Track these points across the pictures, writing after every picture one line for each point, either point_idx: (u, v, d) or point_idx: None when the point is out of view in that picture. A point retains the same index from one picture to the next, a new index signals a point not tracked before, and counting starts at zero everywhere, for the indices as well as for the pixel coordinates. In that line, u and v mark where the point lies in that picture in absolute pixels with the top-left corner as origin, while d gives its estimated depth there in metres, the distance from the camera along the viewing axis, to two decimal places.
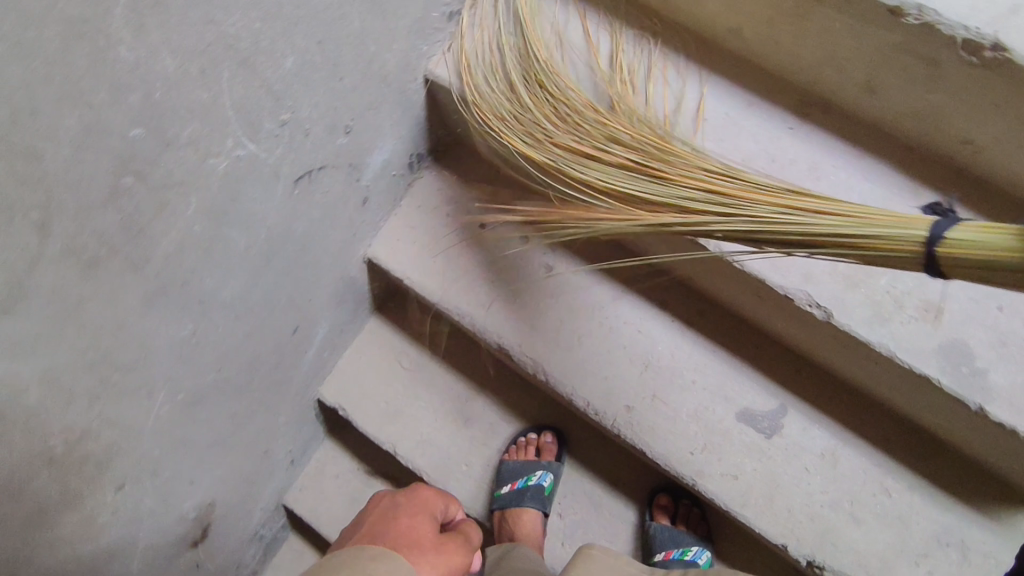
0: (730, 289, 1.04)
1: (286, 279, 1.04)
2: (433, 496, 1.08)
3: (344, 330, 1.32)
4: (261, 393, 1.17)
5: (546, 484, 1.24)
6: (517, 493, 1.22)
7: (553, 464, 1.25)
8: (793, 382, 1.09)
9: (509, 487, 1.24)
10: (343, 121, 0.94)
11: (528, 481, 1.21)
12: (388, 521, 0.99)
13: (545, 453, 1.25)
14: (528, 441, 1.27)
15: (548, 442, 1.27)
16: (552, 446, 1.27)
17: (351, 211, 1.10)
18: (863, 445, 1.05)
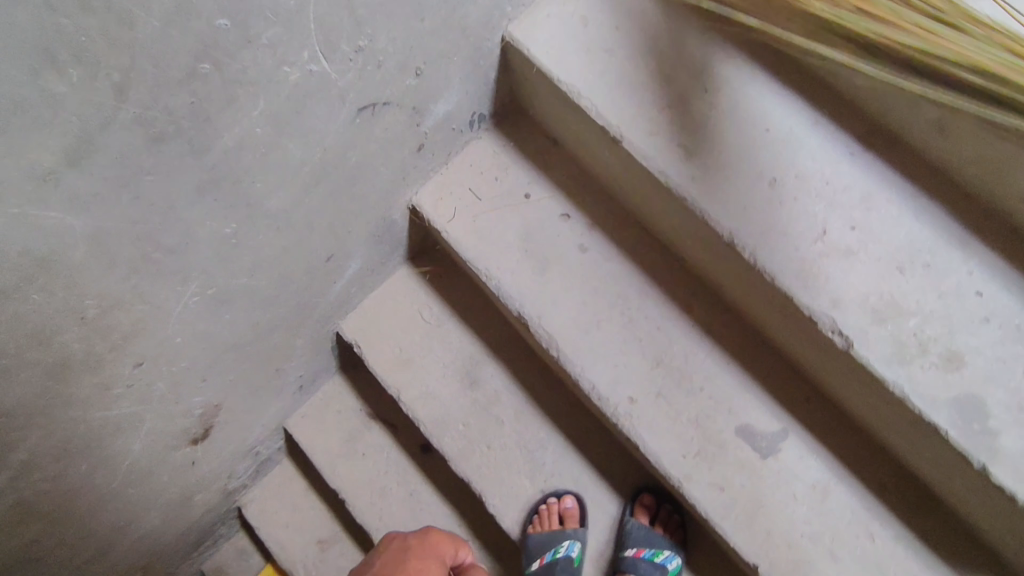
0: (757, 303, 1.03)
1: (330, 205, 1.07)
2: (444, 542, 1.06)
3: (375, 270, 1.35)
4: (285, 310, 1.21)
5: (573, 552, 1.26)
6: (547, 567, 1.23)
7: (576, 531, 1.24)
8: (801, 409, 1.08)
9: (538, 562, 1.25)
10: (416, 63, 0.96)
11: (557, 554, 1.23)
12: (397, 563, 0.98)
13: (567, 521, 1.23)
14: (550, 507, 1.24)
15: (568, 507, 1.24)
16: (572, 511, 1.24)
17: (405, 154, 1.12)
18: (857, 485, 1.04)
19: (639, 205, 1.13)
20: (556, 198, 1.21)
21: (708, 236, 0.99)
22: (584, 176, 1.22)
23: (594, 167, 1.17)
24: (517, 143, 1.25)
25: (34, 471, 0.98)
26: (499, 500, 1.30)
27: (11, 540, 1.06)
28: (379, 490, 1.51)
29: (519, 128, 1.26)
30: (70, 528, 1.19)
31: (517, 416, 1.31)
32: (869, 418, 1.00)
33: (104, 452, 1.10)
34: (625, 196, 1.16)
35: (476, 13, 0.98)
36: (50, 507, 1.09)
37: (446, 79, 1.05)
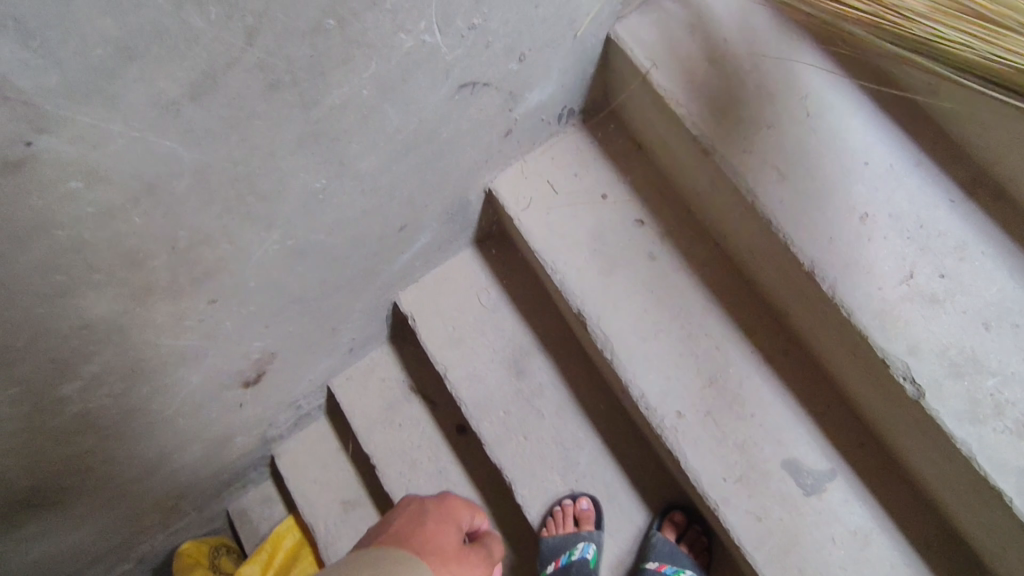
0: (825, 337, 1.00)
1: (413, 177, 1.09)
2: (460, 505, 0.96)
3: (442, 247, 1.38)
4: (352, 272, 1.24)
5: (590, 554, 1.25)
6: (562, 571, 1.26)
7: (593, 533, 1.23)
8: (852, 452, 1.05)
9: (554, 563, 1.27)
10: (522, 48, 0.97)
11: (571, 556, 1.23)
12: (420, 523, 0.87)
13: (583, 523, 1.23)
14: (564, 509, 1.24)
15: (584, 508, 1.24)
16: (588, 512, 1.24)
17: (493, 137, 1.14)
18: (900, 539, 1.00)
19: (715, 221, 1.12)
20: (632, 202, 1.21)
21: (788, 263, 0.97)
22: (662, 185, 1.21)
23: (675, 175, 1.16)
24: (601, 143, 1.25)
25: (101, 386, 1.04)
26: (528, 491, 1.30)
27: (69, 447, 1.12)
28: (409, 462, 1.53)
29: (605, 130, 1.26)
30: (121, 445, 1.25)
31: (557, 411, 1.32)
32: (924, 472, 0.97)
33: (165, 379, 1.15)
34: (703, 211, 1.14)
35: (588, 6, 0.98)
36: (107, 421, 1.14)
37: (545, 68, 1.06)
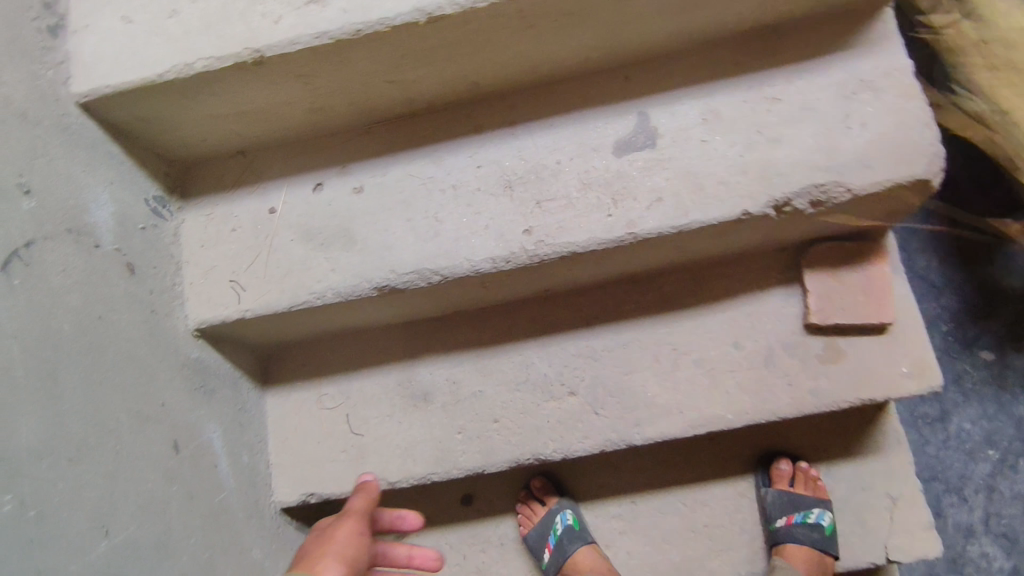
0: (505, 54, 0.94)
1: (105, 392, 0.83)
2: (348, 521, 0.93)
3: (244, 421, 1.11)
4: (201, 533, 0.94)
5: (572, 521, 1.26)
6: (557, 550, 1.24)
7: (563, 501, 1.28)
8: (630, 88, 1.01)
9: (788, 523, 1.18)
10: (10, 180, 0.76)
11: (556, 532, 1.24)
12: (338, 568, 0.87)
13: (549, 501, 1.29)
14: (531, 506, 1.29)
15: (542, 488, 1.30)
16: (546, 492, 1.30)
17: (124, 284, 0.91)
18: (725, 84, 0.98)
19: (353, 106, 1.01)
20: (296, 184, 1.05)
21: (415, 48, 0.90)
22: (296, 145, 1.07)
23: (286, 124, 1.02)
24: (218, 186, 1.07)
25: None
26: (554, 440, 1.12)
27: None
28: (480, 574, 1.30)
29: (208, 177, 1.08)
30: None
31: (483, 372, 1.14)
32: (674, 29, 0.95)
33: None
34: (334, 114, 1.02)
35: (11, 93, 0.80)
36: None
37: (69, 179, 0.85)
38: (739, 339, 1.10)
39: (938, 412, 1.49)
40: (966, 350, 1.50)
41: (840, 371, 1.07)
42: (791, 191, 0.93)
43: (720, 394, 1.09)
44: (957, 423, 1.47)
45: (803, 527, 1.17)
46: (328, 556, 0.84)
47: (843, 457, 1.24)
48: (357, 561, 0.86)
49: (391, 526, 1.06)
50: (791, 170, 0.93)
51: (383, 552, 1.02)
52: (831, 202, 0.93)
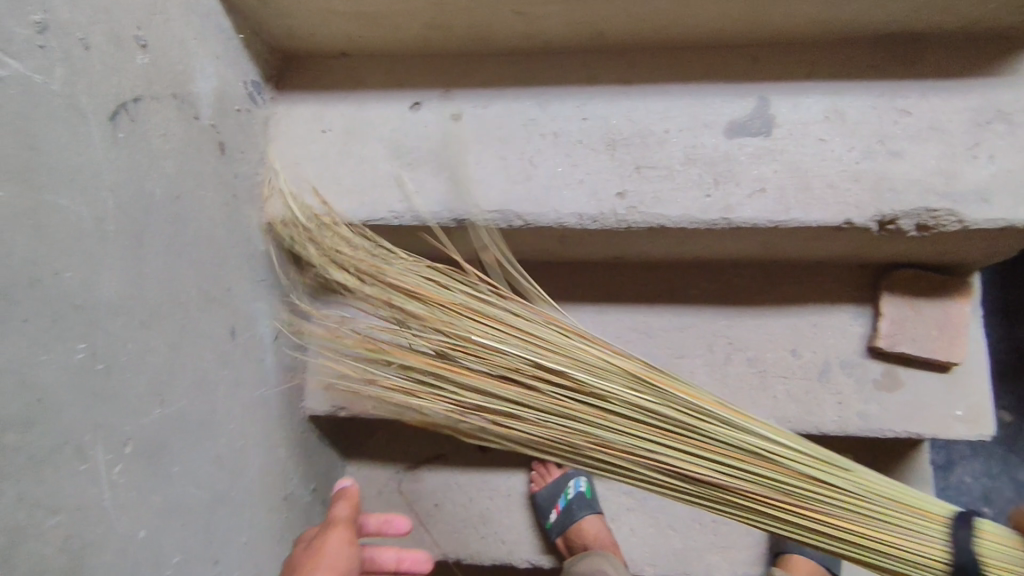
0: (641, 7, 0.90)
1: (181, 264, 0.82)
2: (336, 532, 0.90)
3: (292, 322, 1.11)
4: (239, 421, 0.95)
5: (583, 489, 1.27)
6: (566, 513, 1.23)
7: (576, 469, 1.29)
8: (756, 70, 0.97)
9: None
10: (129, 30, 0.74)
11: (568, 496, 1.23)
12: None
13: None
14: (546, 464, 1.30)
15: None
16: None
17: (213, 162, 0.90)
18: (856, 86, 0.94)
19: (468, 31, 0.98)
20: (393, 98, 1.03)
21: None
22: (399, 58, 1.05)
23: (397, 35, 0.99)
24: (314, 84, 1.05)
25: None
26: None
27: None
28: (481, 519, 1.31)
29: (305, 73, 1.06)
30: None
31: None
32: (819, 18, 0.91)
33: None
34: (447, 34, 0.99)
35: None
36: None
37: (180, 41, 0.83)
38: (798, 347, 1.08)
39: (947, 460, 1.48)
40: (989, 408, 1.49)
41: (894, 401, 1.06)
42: (901, 210, 0.89)
43: (767, 397, 1.08)
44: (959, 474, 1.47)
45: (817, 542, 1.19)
46: (318, 571, 0.82)
47: None
48: (348, 574, 0.84)
49: (378, 529, 1.09)
50: (905, 188, 0.90)
51: (370, 558, 1.06)
52: (938, 230, 0.90)
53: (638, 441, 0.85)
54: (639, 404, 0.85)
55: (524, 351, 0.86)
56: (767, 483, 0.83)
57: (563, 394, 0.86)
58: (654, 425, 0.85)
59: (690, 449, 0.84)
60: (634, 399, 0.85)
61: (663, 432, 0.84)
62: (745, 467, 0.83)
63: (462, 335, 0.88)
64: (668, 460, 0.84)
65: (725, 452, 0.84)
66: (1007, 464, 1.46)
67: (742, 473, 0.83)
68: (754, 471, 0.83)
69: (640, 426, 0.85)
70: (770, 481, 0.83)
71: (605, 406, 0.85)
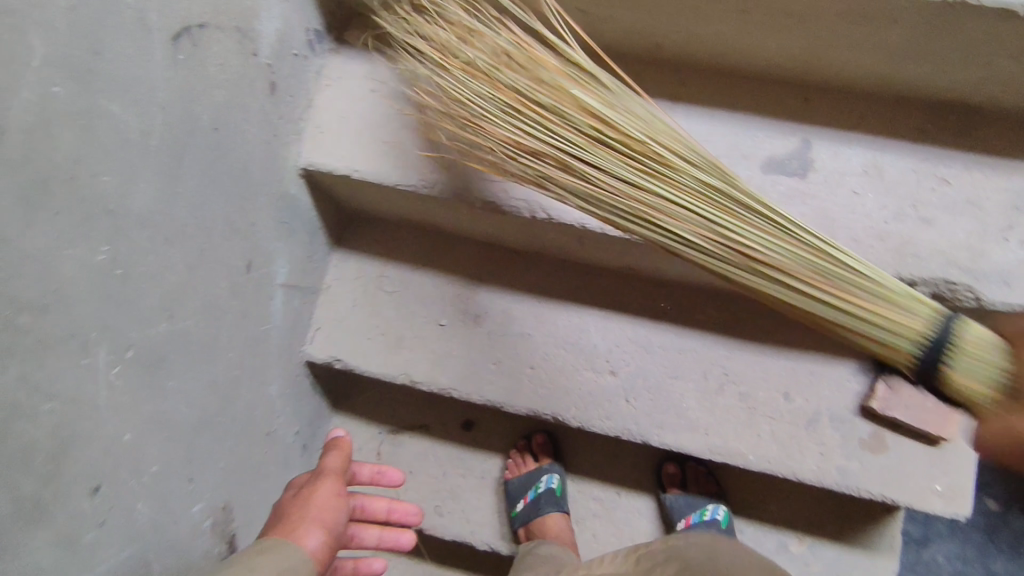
0: (704, 28, 0.91)
1: (212, 190, 0.85)
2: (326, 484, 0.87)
3: (307, 269, 1.14)
4: (239, 352, 0.98)
5: (555, 486, 1.28)
6: (533, 505, 1.25)
7: (553, 465, 1.30)
8: (805, 111, 0.97)
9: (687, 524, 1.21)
10: None
11: (537, 490, 1.25)
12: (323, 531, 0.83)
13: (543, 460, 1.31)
14: (523, 453, 1.32)
15: (542, 444, 1.32)
16: (544, 448, 1.32)
17: (263, 100, 0.92)
18: (899, 144, 0.94)
19: (531, 20, 0.99)
20: None
21: None
22: None
23: None
24: (372, 44, 1.07)
25: None
26: (577, 407, 1.11)
27: None
28: (450, 495, 1.32)
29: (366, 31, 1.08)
30: None
31: (539, 318, 1.15)
32: (877, 72, 0.91)
33: None
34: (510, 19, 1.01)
35: None
36: None
37: None
38: (791, 392, 1.09)
39: (922, 536, 1.48)
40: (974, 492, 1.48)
41: (876, 462, 1.06)
42: (921, 276, 0.89)
43: (751, 434, 1.08)
44: (933, 553, 1.47)
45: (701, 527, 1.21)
46: (307, 524, 0.79)
47: (830, 539, 1.24)
48: (337, 528, 0.82)
49: (370, 480, 1.08)
50: (929, 255, 0.89)
51: (360, 505, 1.04)
52: (954, 303, 0.90)
53: (674, 202, 0.79)
54: (668, 172, 0.80)
55: (589, 138, 0.80)
56: (819, 289, 0.76)
57: (603, 163, 0.82)
58: (716, 232, 0.78)
59: (762, 227, 0.77)
60: (702, 183, 0.80)
61: (713, 214, 0.77)
62: (770, 244, 0.76)
63: (527, 96, 0.83)
64: (739, 271, 0.78)
65: (803, 243, 0.76)
66: (981, 551, 1.45)
67: (787, 271, 0.76)
68: (820, 270, 0.76)
69: (706, 221, 0.78)
70: (820, 294, 0.76)
71: (650, 193, 0.80)
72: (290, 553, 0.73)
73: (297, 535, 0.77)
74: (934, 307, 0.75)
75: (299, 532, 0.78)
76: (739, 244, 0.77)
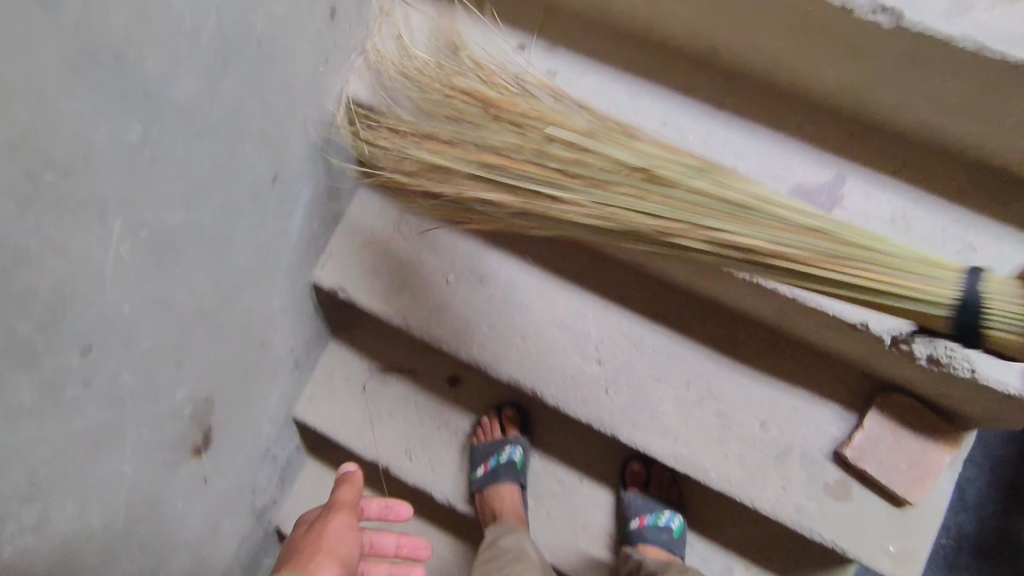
0: (761, 41, 0.91)
1: (253, 98, 0.88)
2: (340, 517, 0.93)
3: (331, 196, 1.18)
4: (249, 258, 1.03)
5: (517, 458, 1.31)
6: (491, 473, 1.28)
7: (518, 438, 1.32)
8: (846, 146, 0.95)
9: (640, 523, 1.24)
10: None
11: (498, 459, 1.28)
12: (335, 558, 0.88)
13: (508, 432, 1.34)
14: (490, 422, 1.34)
15: (508, 417, 1.35)
16: (511, 421, 1.34)
17: (320, 23, 0.95)
18: (936, 202, 0.91)
19: None
20: (503, 34, 1.07)
21: None
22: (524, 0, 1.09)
23: None
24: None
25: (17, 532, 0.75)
26: (556, 387, 1.13)
27: None
28: (422, 443, 1.37)
29: None
30: None
31: (541, 293, 1.17)
32: (924, 121, 0.90)
33: (90, 484, 0.86)
34: None
35: None
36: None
37: None
38: (768, 422, 1.09)
39: None
40: (938, 569, 1.47)
41: (835, 509, 1.06)
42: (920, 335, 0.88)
43: (720, 452, 1.09)
44: None
45: (653, 530, 1.23)
46: (322, 555, 0.84)
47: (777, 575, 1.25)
48: (350, 559, 0.87)
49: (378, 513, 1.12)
50: None
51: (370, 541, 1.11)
52: (948, 370, 0.88)
53: (638, 219, 0.81)
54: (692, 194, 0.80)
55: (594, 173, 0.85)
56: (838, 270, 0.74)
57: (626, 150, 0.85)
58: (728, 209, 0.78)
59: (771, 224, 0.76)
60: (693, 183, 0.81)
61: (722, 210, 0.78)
62: (774, 228, 0.76)
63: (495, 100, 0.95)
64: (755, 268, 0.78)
65: (811, 229, 0.75)
66: None
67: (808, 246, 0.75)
68: (827, 251, 0.74)
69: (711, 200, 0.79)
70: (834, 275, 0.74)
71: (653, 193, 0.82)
72: None
73: (315, 566, 0.81)
74: (959, 267, 0.71)
75: (315, 561, 0.82)
76: (737, 236, 0.77)
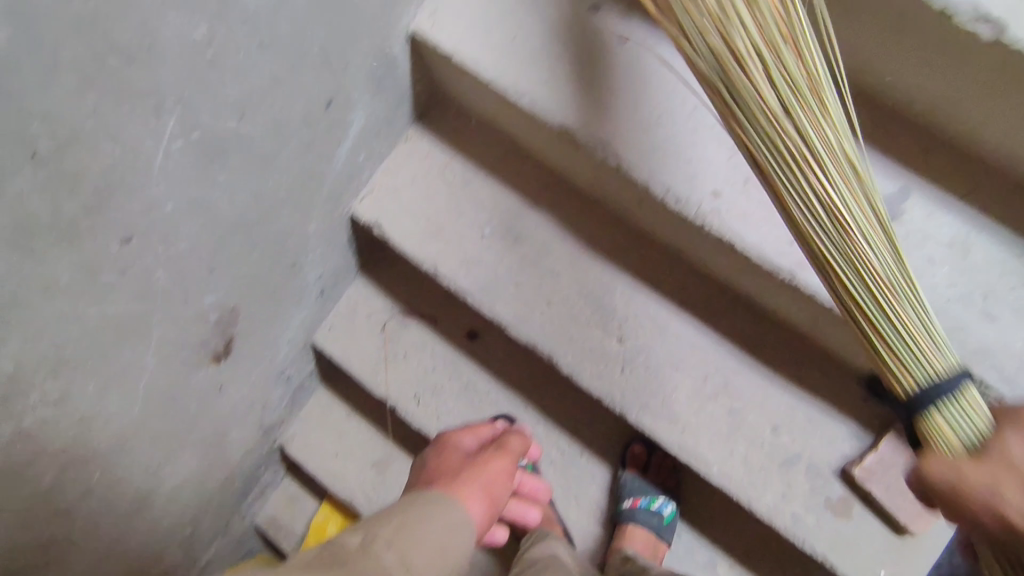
0: (850, 36, 0.86)
1: (319, 17, 0.87)
2: (502, 459, 0.96)
3: (381, 130, 1.17)
4: (293, 178, 1.03)
5: None
6: None
7: None
8: (917, 160, 0.91)
9: (632, 502, 1.25)
10: None
11: None
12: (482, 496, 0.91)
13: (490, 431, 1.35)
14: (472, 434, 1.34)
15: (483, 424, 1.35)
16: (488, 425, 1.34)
17: None
18: (1001, 232, 0.88)
19: None
20: None
21: None
22: None
23: None
24: None
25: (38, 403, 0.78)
26: (574, 356, 1.12)
27: (49, 500, 0.88)
28: (430, 390, 1.38)
29: None
30: (103, 481, 1.00)
31: (575, 261, 1.16)
32: (1008, 146, 0.85)
33: (114, 369, 0.89)
34: None
35: None
36: (71, 455, 0.89)
37: None
38: (780, 427, 1.07)
39: None
40: None
41: (832, 525, 1.05)
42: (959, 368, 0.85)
43: (726, 449, 1.08)
44: None
45: (644, 513, 1.24)
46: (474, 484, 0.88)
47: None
48: (501, 498, 0.90)
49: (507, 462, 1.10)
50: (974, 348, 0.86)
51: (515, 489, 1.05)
52: None
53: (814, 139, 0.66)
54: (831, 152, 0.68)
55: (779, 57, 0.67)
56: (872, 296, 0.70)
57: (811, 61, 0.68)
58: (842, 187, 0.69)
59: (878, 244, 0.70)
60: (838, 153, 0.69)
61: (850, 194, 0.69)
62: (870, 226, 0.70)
63: None
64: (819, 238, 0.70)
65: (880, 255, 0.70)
66: None
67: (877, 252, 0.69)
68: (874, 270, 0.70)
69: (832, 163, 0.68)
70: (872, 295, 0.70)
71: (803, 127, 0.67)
72: (461, 512, 0.80)
73: (465, 497, 0.85)
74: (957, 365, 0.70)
75: (470, 493, 0.86)
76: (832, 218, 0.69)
